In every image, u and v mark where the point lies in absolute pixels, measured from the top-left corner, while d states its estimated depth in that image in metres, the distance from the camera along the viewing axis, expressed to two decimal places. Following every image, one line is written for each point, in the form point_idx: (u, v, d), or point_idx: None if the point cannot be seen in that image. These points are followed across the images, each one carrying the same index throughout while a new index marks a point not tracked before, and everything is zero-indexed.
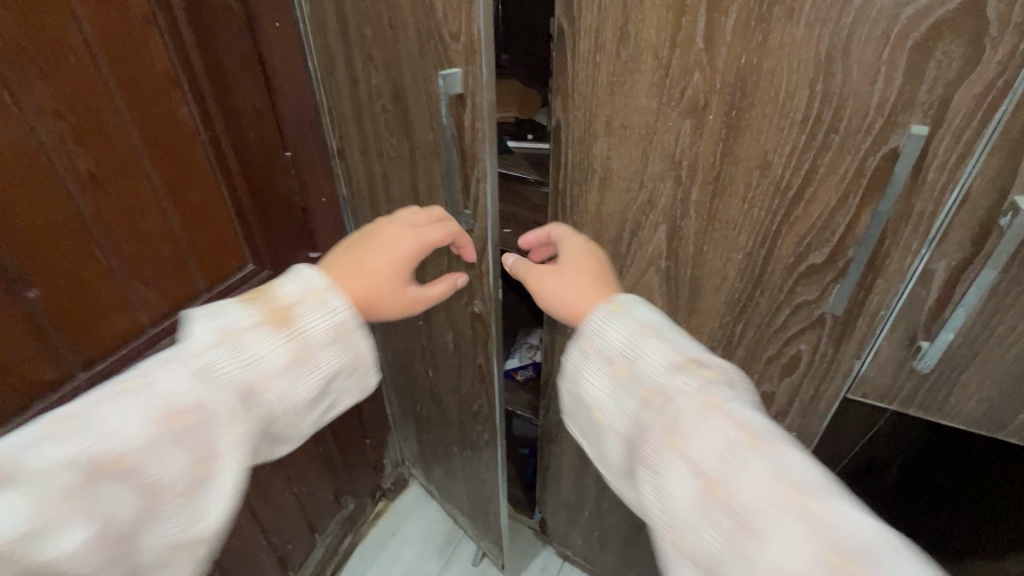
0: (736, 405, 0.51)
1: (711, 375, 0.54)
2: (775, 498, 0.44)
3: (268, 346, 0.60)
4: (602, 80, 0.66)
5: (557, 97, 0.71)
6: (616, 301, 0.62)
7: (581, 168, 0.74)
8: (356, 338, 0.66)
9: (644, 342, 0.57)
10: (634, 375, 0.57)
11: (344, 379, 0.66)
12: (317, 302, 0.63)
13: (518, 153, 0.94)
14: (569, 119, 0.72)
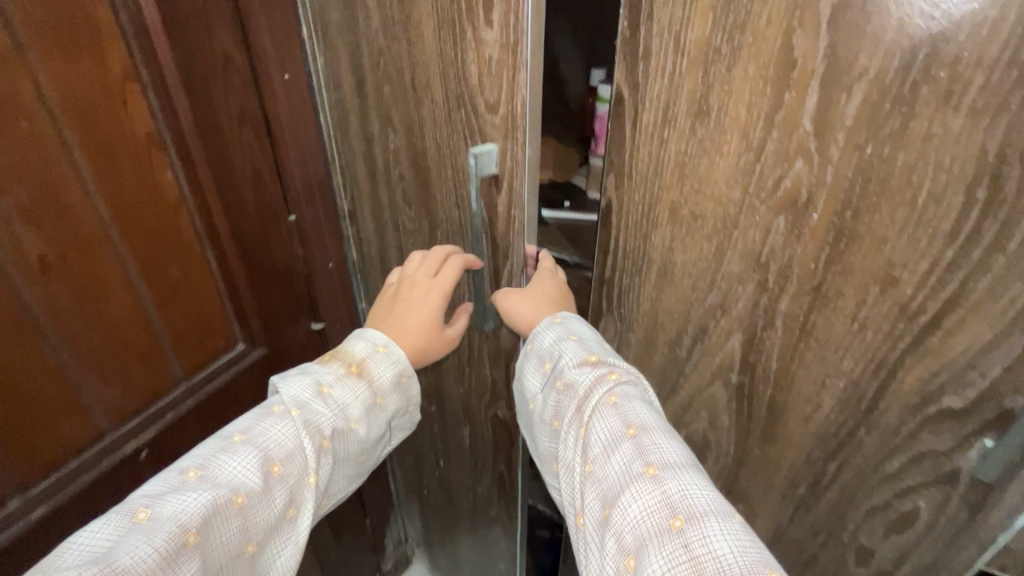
0: (631, 402, 0.51)
1: (611, 373, 0.53)
2: (635, 476, 0.45)
3: (351, 398, 0.58)
4: (669, 159, 0.53)
5: (610, 174, 0.59)
6: (558, 315, 0.60)
7: (634, 256, 0.61)
8: (410, 386, 0.63)
9: (563, 340, 0.57)
10: (566, 364, 0.56)
11: (402, 419, 0.65)
12: (386, 359, 0.61)
13: (553, 224, 0.81)
14: (623, 200, 0.59)
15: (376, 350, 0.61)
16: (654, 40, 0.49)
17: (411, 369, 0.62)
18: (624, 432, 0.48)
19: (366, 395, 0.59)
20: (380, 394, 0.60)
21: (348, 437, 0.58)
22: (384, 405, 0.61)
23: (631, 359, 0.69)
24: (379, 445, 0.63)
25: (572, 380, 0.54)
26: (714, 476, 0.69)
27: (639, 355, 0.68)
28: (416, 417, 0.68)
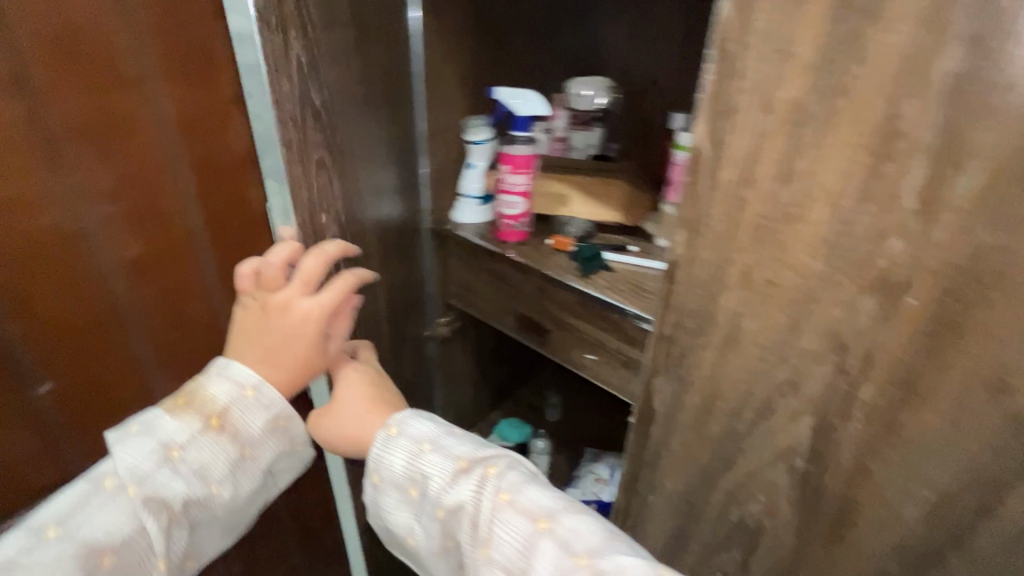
0: (521, 490, 0.55)
1: (489, 469, 0.57)
2: (540, 545, 0.52)
3: (222, 459, 0.59)
4: (746, 221, 0.50)
5: (679, 229, 0.56)
6: (391, 425, 0.63)
7: (698, 317, 0.58)
8: (289, 428, 0.65)
9: (422, 456, 0.61)
10: (408, 451, 0.61)
11: (285, 459, 0.67)
12: (253, 404, 0.62)
13: (618, 271, 0.77)
14: (693, 257, 0.56)
15: (242, 396, 0.61)
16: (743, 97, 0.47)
17: (289, 412, 0.64)
18: (534, 526, 0.53)
19: (232, 451, 0.60)
20: (247, 446, 0.62)
21: (236, 488, 0.61)
22: (256, 454, 0.63)
23: (686, 424, 0.64)
24: (263, 486, 0.66)
25: (454, 504, 0.57)
26: (767, 567, 0.62)
27: (694, 421, 0.63)
28: (303, 451, 0.69)
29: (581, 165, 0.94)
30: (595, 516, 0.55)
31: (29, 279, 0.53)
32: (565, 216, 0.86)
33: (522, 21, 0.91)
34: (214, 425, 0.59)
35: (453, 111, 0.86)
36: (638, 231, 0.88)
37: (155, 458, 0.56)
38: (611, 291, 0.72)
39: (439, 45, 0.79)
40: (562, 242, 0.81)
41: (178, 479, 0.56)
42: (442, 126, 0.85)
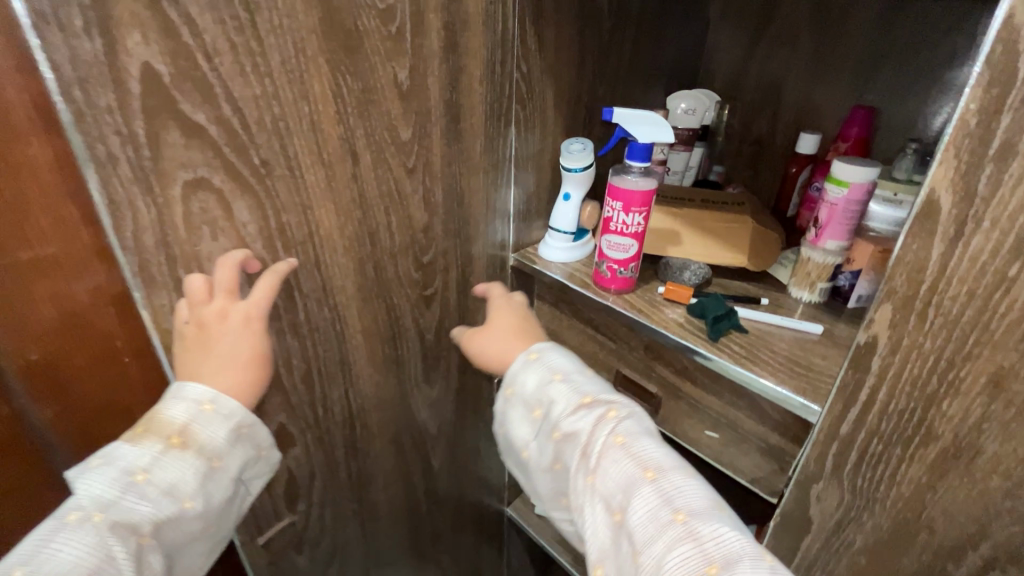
0: (637, 438, 0.52)
1: (608, 413, 0.54)
2: (641, 492, 0.48)
3: (190, 477, 0.43)
4: (1009, 309, 0.35)
5: (882, 306, 0.42)
6: (533, 351, 0.61)
7: (901, 421, 0.43)
8: (256, 433, 0.49)
9: (552, 384, 0.57)
10: (537, 377, 0.59)
11: (258, 465, 0.51)
12: (215, 414, 0.45)
13: (753, 332, 0.63)
14: (903, 344, 0.42)
15: (199, 409, 0.44)
16: None
17: (252, 417, 0.48)
18: (638, 472, 0.49)
19: (201, 464, 0.44)
20: (218, 455, 0.45)
21: (211, 509, 0.45)
22: (227, 466, 0.46)
23: (860, 548, 0.49)
24: (237, 506, 0.49)
25: (570, 430, 0.55)
26: None
27: (875, 547, 0.48)
28: (273, 457, 0.53)
29: (689, 195, 0.81)
30: (702, 483, 0.50)
31: (62, 345, 0.45)
32: (676, 257, 0.72)
33: (629, 27, 0.78)
34: (191, 428, 0.44)
35: (548, 133, 0.74)
36: (762, 277, 0.74)
37: (119, 484, 0.40)
38: (751, 362, 0.58)
39: (540, 57, 0.67)
40: (679, 292, 0.67)
41: (142, 505, 0.40)
42: (535, 150, 0.73)
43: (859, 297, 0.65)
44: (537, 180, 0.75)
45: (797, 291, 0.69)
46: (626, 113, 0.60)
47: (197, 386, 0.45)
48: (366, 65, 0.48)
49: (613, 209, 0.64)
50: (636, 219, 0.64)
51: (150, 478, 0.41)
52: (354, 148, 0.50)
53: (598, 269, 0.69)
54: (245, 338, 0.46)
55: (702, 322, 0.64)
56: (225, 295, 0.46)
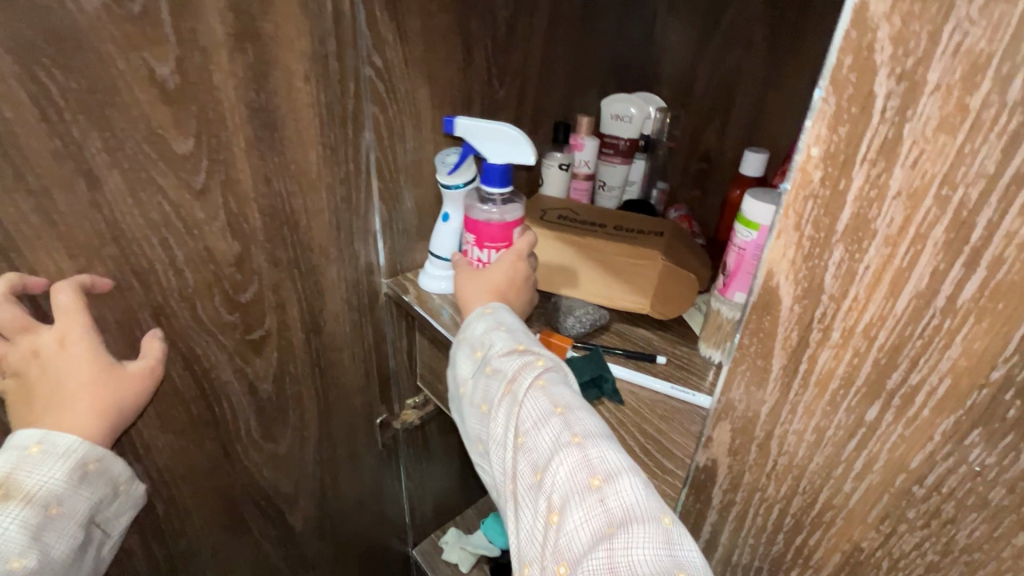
0: (553, 380, 0.38)
1: (537, 356, 0.39)
2: (542, 428, 0.35)
3: (15, 532, 0.35)
4: (866, 469, 0.23)
5: (719, 424, 0.29)
6: (489, 305, 0.46)
7: None
8: (105, 467, 0.40)
9: (493, 332, 0.43)
10: (480, 322, 0.44)
11: (117, 505, 0.43)
12: (48, 457, 0.37)
13: (633, 404, 0.50)
14: (743, 481, 0.29)
15: (24, 454, 0.37)
16: (896, 209, 0.19)
17: (99, 448, 0.40)
18: (548, 411, 0.36)
19: (28, 513, 0.36)
20: (52, 499, 0.37)
21: (52, 564, 0.37)
22: (69, 510, 0.38)
23: None
24: (93, 559, 0.41)
25: (492, 369, 0.40)
26: None
27: None
28: (137, 491, 0.44)
29: (602, 220, 0.68)
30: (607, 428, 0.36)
31: None
32: (568, 297, 0.60)
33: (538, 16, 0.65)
34: (22, 475, 0.36)
35: (426, 140, 0.62)
36: (674, 326, 0.61)
37: None
38: None
39: (403, 47, 0.55)
40: (554, 343, 0.55)
41: None
42: (409, 160, 0.61)
43: None
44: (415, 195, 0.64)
45: (707, 350, 0.56)
46: (473, 126, 0.47)
47: (27, 431, 0.38)
48: None
49: (467, 243, 0.54)
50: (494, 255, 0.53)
51: None
52: None
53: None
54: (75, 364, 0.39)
55: None
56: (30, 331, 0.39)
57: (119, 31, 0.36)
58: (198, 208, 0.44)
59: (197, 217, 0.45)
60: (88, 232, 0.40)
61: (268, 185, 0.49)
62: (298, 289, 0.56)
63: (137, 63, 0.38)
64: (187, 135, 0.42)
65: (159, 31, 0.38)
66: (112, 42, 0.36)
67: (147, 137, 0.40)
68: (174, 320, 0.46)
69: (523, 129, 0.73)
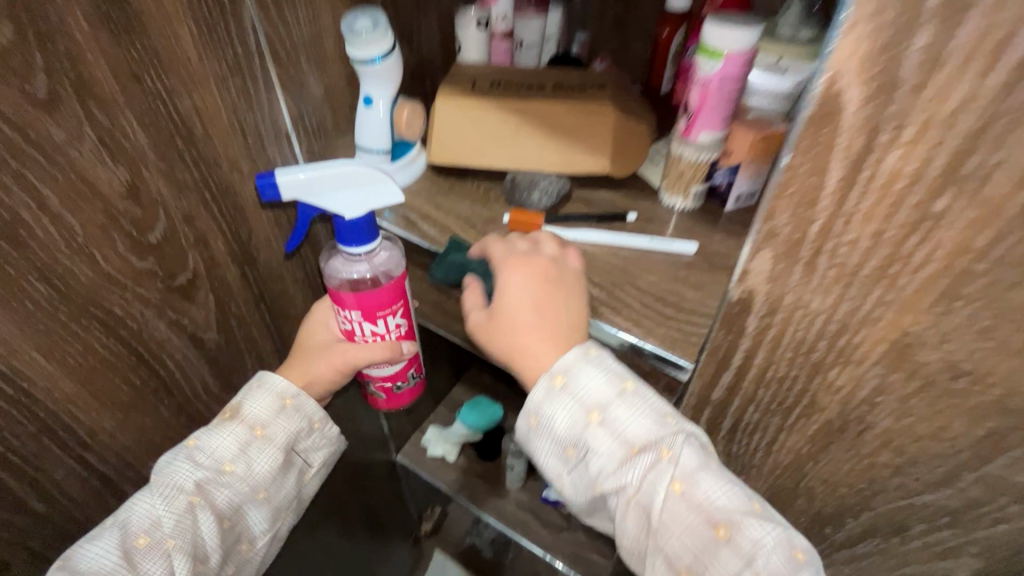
0: (699, 478, 0.36)
1: (658, 449, 0.37)
2: (719, 561, 0.35)
3: (230, 445, 0.44)
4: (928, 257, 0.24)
5: (759, 253, 0.29)
6: (555, 373, 0.40)
7: (780, 390, 0.34)
8: (301, 404, 0.47)
9: (586, 429, 0.39)
10: (563, 403, 0.39)
11: (316, 439, 0.49)
12: (261, 391, 0.47)
13: (618, 263, 0.50)
14: (784, 302, 0.30)
15: (251, 387, 0.47)
16: None
17: (295, 387, 0.47)
18: (699, 521, 0.36)
19: (241, 432, 0.45)
20: (259, 422, 0.46)
21: (254, 477, 0.45)
22: (270, 435, 0.46)
23: None
24: (293, 478, 0.48)
25: (616, 486, 0.38)
26: None
27: None
28: (333, 431, 0.51)
29: (537, 79, 0.62)
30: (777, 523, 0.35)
31: None
32: (524, 173, 0.56)
33: None
34: (247, 409, 0.45)
35: (319, 5, 0.50)
36: (630, 183, 0.60)
37: (189, 450, 0.43)
38: (612, 312, 0.45)
39: None
40: (527, 221, 0.53)
41: (191, 472, 0.42)
42: (307, 34, 0.49)
43: (737, 197, 0.56)
44: (324, 80, 0.53)
45: (670, 198, 0.57)
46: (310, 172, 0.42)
47: (274, 377, 0.47)
48: None
49: (353, 319, 0.45)
50: (392, 322, 0.46)
51: (203, 448, 0.43)
52: None
53: (369, 392, 0.52)
54: (507, 294, 0.43)
55: None
56: (526, 283, 0.43)
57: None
58: (54, 126, 0.32)
59: (57, 140, 0.33)
60: None
61: (141, 86, 0.37)
62: (216, 215, 0.46)
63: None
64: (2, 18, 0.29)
65: None
66: None
67: None
68: (73, 282, 0.35)
69: None
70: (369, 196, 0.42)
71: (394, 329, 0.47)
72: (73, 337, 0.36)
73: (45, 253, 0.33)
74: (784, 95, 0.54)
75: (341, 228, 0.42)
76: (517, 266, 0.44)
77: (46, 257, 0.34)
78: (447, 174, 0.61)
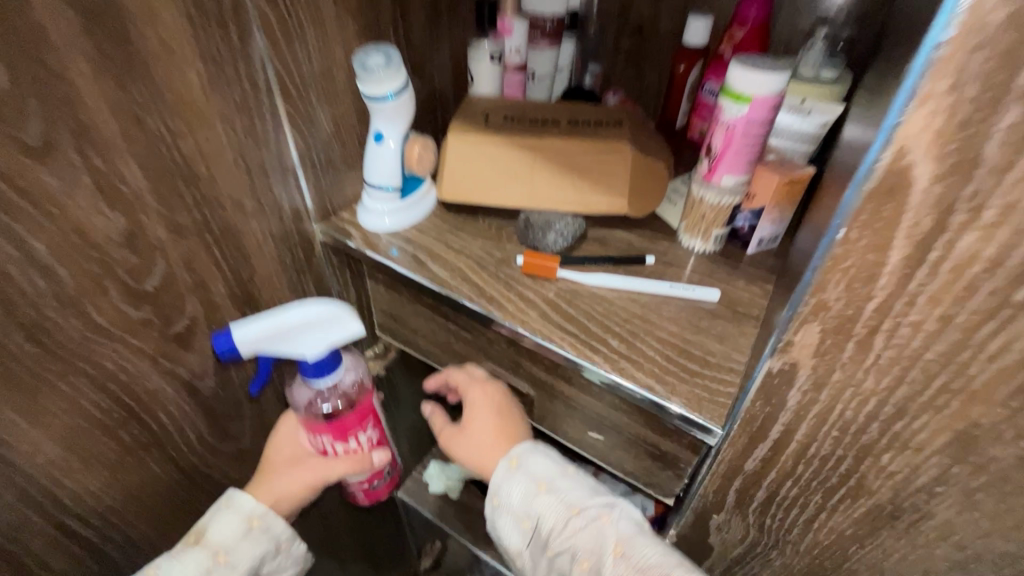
0: (569, 485, 0.45)
1: (594, 514, 0.43)
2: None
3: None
4: (1000, 349, 0.22)
5: (805, 325, 0.27)
6: (492, 498, 0.47)
7: (823, 469, 0.31)
8: (269, 527, 0.46)
9: (537, 497, 0.45)
10: (523, 495, 0.46)
11: (279, 561, 0.48)
12: (229, 511, 0.45)
13: (637, 310, 0.48)
14: (831, 380, 0.27)
15: (247, 529, 0.45)
16: None
17: (264, 507, 0.46)
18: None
19: (203, 558, 0.42)
20: (224, 548, 0.43)
21: None
22: (234, 562, 0.43)
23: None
24: None
25: (563, 552, 0.43)
26: None
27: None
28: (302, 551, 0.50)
29: (551, 115, 0.60)
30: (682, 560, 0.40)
31: None
32: (538, 213, 0.55)
33: None
34: (247, 509, 0.45)
35: (332, 40, 0.47)
36: (647, 224, 0.58)
37: None
38: (633, 367, 0.43)
39: None
40: (541, 265, 0.50)
41: None
42: (316, 70, 0.47)
43: (759, 241, 0.54)
44: (337, 117, 0.51)
45: (690, 241, 0.55)
46: (269, 330, 0.43)
47: (247, 500, 0.45)
48: None
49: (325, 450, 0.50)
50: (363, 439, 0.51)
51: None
52: None
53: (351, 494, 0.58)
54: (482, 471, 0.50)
55: (574, 308, 0.48)
56: (471, 407, 0.51)
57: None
58: (47, 174, 0.30)
59: (50, 189, 0.31)
60: None
61: (142, 128, 0.35)
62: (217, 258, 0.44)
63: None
64: None
65: None
66: None
67: None
68: (63, 335, 0.33)
69: (440, 13, 0.58)
70: (331, 331, 0.44)
71: (365, 441, 0.52)
72: (60, 394, 0.34)
73: (34, 309, 0.32)
74: (806, 140, 0.53)
75: (304, 366, 0.45)
76: (464, 381, 0.53)
77: (31, 313, 0.31)
78: (457, 212, 0.59)
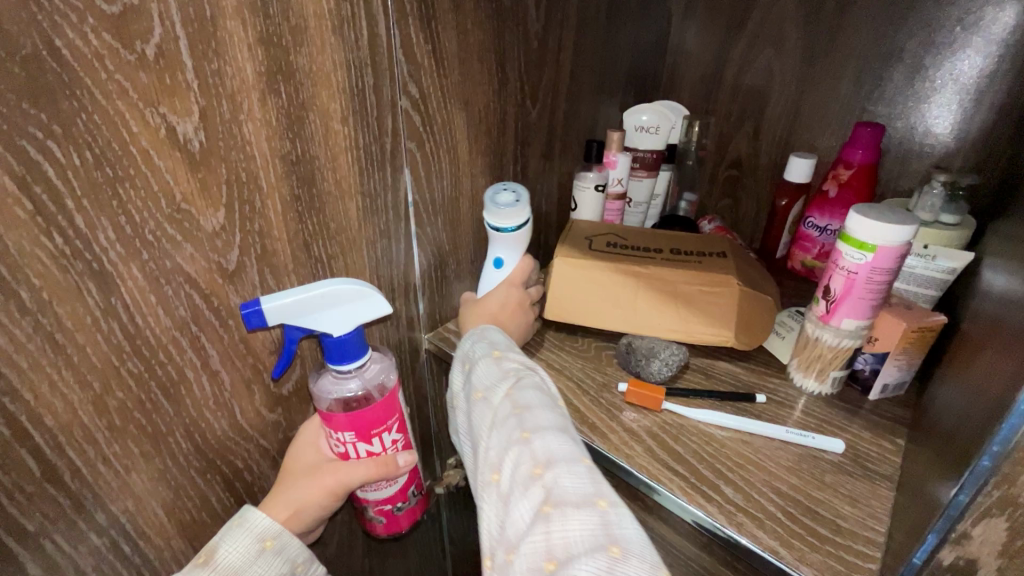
0: (540, 408, 0.39)
1: (514, 373, 0.42)
2: (510, 442, 0.37)
3: None
4: None
5: (987, 520, 0.24)
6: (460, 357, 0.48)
7: None
8: (285, 546, 0.37)
9: (486, 355, 0.45)
10: (473, 349, 0.47)
11: None
12: (240, 531, 0.36)
13: (752, 454, 0.45)
14: None
15: (259, 549, 0.36)
16: None
17: (279, 525, 0.38)
18: (529, 470, 0.35)
19: None
20: (234, 573, 0.35)
21: None
22: None
23: None
24: None
25: (488, 388, 0.42)
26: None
27: None
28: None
29: (652, 244, 0.62)
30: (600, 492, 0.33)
31: None
32: (641, 339, 0.54)
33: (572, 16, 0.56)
34: (261, 524, 0.37)
35: (463, 175, 0.53)
36: (753, 358, 0.56)
37: None
38: (752, 523, 0.39)
39: (439, 73, 0.45)
40: (647, 395, 0.49)
41: None
42: (447, 199, 0.52)
43: (884, 386, 0.50)
44: (456, 238, 0.56)
45: (803, 381, 0.52)
46: (297, 298, 0.36)
47: (260, 518, 0.37)
48: (87, 127, 0.26)
49: (345, 441, 0.40)
50: (387, 438, 0.42)
51: None
52: (103, 270, 0.29)
53: (365, 517, 0.47)
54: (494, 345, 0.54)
55: (682, 445, 0.46)
56: None
57: (128, 79, 0.27)
58: (233, 293, 0.35)
59: (233, 304, 0.35)
60: (103, 352, 0.29)
61: (308, 252, 0.40)
62: None
63: (154, 122, 0.29)
64: (217, 206, 0.33)
65: (179, 78, 0.29)
66: (124, 102, 0.27)
67: (170, 217, 0.31)
68: (209, 433, 0.36)
69: (554, 149, 0.64)
70: (361, 311, 0.38)
71: (390, 442, 0.42)
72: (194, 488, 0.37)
73: (195, 409, 0.35)
74: (935, 284, 0.50)
75: (330, 349, 0.38)
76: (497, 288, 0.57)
77: (194, 412, 0.35)
78: (557, 329, 0.60)
